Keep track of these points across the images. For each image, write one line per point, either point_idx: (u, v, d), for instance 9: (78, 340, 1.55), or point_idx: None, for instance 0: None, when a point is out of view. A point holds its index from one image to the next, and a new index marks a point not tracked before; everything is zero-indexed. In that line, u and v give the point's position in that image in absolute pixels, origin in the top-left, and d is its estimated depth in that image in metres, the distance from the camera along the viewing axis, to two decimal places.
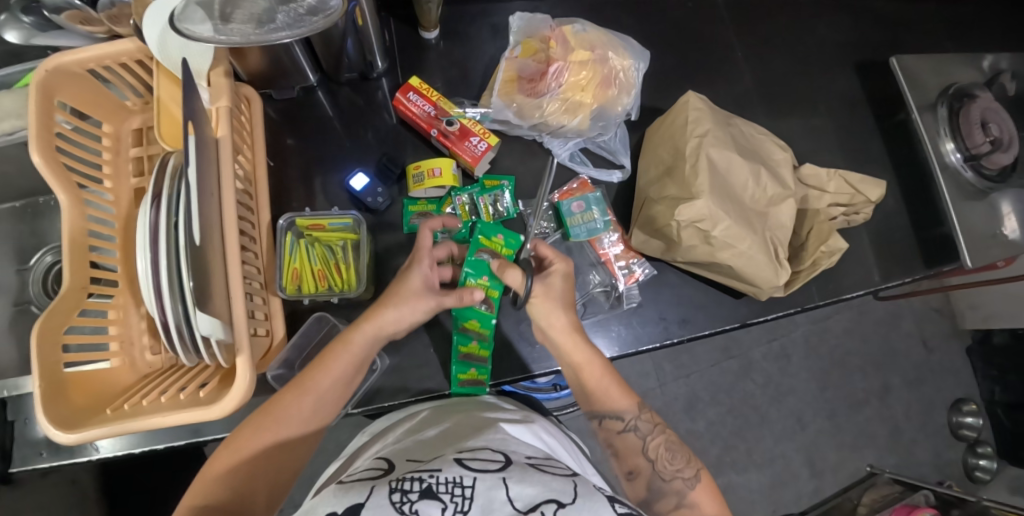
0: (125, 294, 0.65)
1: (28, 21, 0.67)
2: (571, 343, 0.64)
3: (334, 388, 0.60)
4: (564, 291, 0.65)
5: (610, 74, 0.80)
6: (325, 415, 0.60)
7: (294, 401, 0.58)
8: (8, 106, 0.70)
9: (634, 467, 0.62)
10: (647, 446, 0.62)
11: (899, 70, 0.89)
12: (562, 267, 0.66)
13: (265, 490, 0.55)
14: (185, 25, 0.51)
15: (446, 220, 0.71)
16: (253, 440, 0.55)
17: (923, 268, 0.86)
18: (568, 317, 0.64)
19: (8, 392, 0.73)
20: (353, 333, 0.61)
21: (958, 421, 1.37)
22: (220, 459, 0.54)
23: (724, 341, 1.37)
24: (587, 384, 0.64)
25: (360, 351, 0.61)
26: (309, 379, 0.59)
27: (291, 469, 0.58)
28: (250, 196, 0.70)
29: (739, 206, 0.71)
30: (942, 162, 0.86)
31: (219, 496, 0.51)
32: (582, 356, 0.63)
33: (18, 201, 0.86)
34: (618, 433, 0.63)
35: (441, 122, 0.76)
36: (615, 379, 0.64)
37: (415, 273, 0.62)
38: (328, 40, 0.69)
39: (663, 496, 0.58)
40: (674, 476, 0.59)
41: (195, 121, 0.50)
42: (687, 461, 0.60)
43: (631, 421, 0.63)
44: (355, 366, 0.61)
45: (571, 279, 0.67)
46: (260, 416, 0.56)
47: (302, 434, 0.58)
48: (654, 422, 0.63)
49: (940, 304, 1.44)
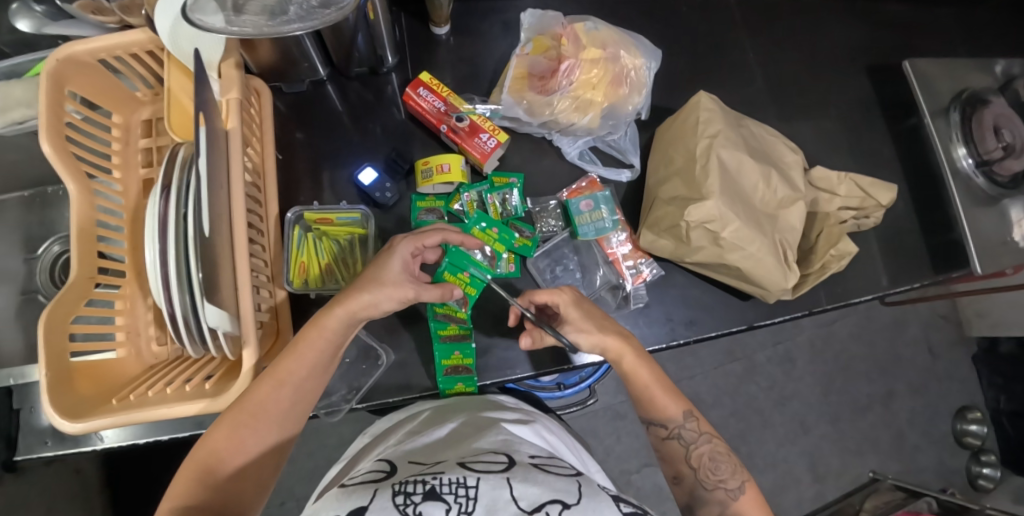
0: (132, 284, 0.65)
1: (40, 10, 0.67)
2: (616, 360, 0.62)
3: (311, 376, 0.58)
4: (588, 317, 0.63)
5: (621, 72, 0.79)
6: (304, 405, 0.58)
7: (270, 394, 0.55)
8: (17, 94, 0.70)
9: (679, 473, 0.61)
10: (691, 455, 0.60)
11: (912, 74, 0.88)
12: (567, 301, 0.64)
13: (247, 485, 0.54)
14: (198, 16, 0.50)
15: (448, 233, 0.66)
16: (231, 438, 0.53)
17: (933, 274, 0.86)
18: (606, 333, 0.62)
19: (13, 380, 0.72)
20: (325, 318, 0.57)
21: (963, 428, 1.36)
22: (199, 458, 0.52)
23: (728, 343, 1.36)
24: (635, 392, 0.63)
25: (335, 336, 0.58)
26: (283, 368, 0.56)
27: (273, 461, 0.57)
28: (259, 188, 0.70)
29: (748, 208, 0.71)
30: (955, 168, 0.85)
31: (197, 496, 0.50)
32: (626, 367, 0.62)
33: (27, 190, 0.87)
34: (664, 439, 0.62)
35: (451, 118, 0.76)
36: (663, 385, 0.62)
37: (395, 256, 0.61)
38: (339, 34, 0.69)
39: (705, 504, 0.58)
40: (717, 486, 0.58)
41: (206, 113, 0.50)
42: (732, 472, 0.58)
43: (675, 429, 0.61)
44: (330, 350, 0.59)
45: (583, 303, 0.65)
46: (234, 412, 0.54)
47: (285, 425, 0.57)
48: (702, 430, 0.61)
49: (947, 311, 1.43)
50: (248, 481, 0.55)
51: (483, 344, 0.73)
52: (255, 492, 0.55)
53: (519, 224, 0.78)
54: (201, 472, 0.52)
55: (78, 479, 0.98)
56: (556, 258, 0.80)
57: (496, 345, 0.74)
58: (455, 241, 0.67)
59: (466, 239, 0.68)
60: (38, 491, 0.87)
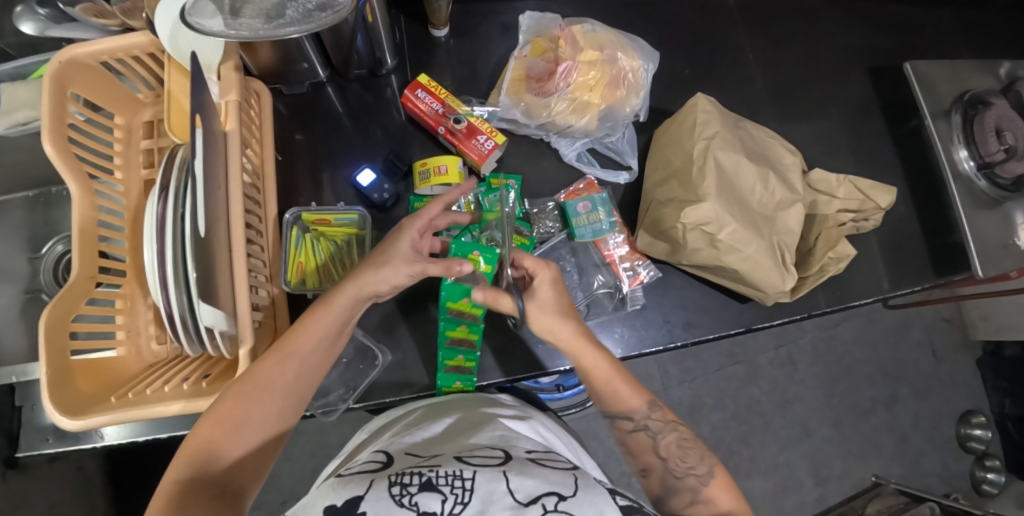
0: (132, 284, 0.66)
1: (44, 13, 0.68)
2: (572, 351, 0.62)
3: (319, 352, 0.58)
4: (557, 298, 0.63)
5: (618, 74, 0.79)
6: (310, 381, 0.58)
7: (276, 368, 0.55)
8: (22, 96, 0.72)
9: (647, 465, 0.61)
10: (658, 445, 0.61)
11: (913, 76, 0.87)
12: (545, 276, 0.63)
13: (250, 457, 0.54)
14: (196, 19, 0.51)
15: (454, 215, 0.70)
16: (236, 414, 0.52)
17: (933, 277, 0.85)
18: (567, 320, 0.62)
19: (15, 378, 0.75)
20: (336, 294, 0.59)
21: (967, 433, 1.35)
22: (202, 431, 0.51)
23: (730, 346, 1.35)
24: (597, 387, 0.63)
25: (342, 312, 0.59)
26: (291, 343, 0.56)
27: (279, 435, 0.57)
28: (258, 189, 0.70)
29: (745, 210, 0.71)
30: (956, 171, 0.85)
31: (200, 468, 0.50)
32: (585, 359, 0.62)
33: (31, 191, 0.88)
34: (629, 432, 0.62)
35: (448, 120, 0.76)
36: (625, 376, 0.63)
37: (404, 235, 0.61)
38: (338, 36, 0.69)
39: (676, 493, 0.57)
40: (688, 473, 0.58)
41: (203, 114, 0.51)
42: (700, 457, 0.58)
43: (641, 420, 0.62)
44: (338, 325, 0.59)
45: (559, 283, 0.64)
46: (239, 384, 0.53)
47: (290, 403, 0.56)
48: (666, 419, 0.62)
49: (951, 314, 1.42)
50: (251, 457, 0.54)
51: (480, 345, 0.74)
52: (258, 465, 0.55)
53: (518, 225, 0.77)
54: (209, 444, 0.51)
55: (82, 477, 0.99)
56: (554, 260, 0.80)
57: (492, 343, 0.74)
58: (456, 225, 0.69)
59: (462, 219, 0.70)
60: (44, 489, 0.88)
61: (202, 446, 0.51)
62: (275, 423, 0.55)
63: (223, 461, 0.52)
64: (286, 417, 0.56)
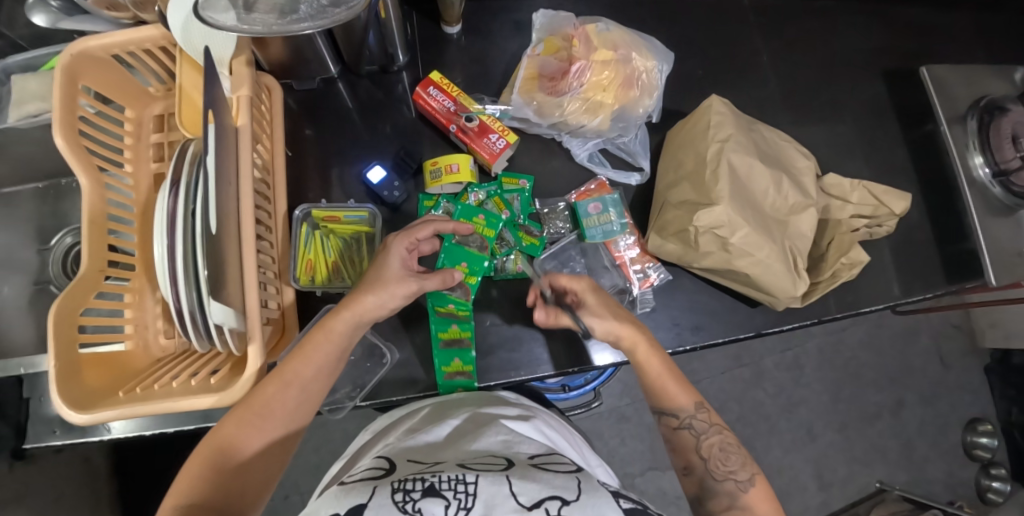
0: (141, 278, 0.66)
1: (56, 5, 0.67)
2: (629, 349, 0.63)
3: (319, 378, 0.58)
4: (603, 303, 0.64)
5: (632, 74, 0.79)
6: (312, 407, 0.58)
7: (278, 393, 0.55)
8: (34, 88, 0.72)
9: (688, 464, 0.60)
10: (702, 445, 0.60)
11: (930, 81, 0.86)
12: (585, 287, 0.65)
13: (250, 486, 0.53)
14: (209, 14, 0.51)
15: (437, 224, 0.66)
16: (236, 436, 0.53)
17: (946, 284, 0.84)
18: (621, 322, 0.62)
19: (24, 370, 0.75)
20: (335, 321, 0.58)
21: (973, 441, 1.34)
22: (205, 454, 0.52)
23: (737, 349, 1.35)
24: (648, 384, 0.63)
25: (343, 338, 0.59)
26: (291, 369, 0.56)
27: (277, 462, 0.56)
28: (268, 185, 0.70)
29: (757, 213, 0.70)
30: (971, 177, 0.83)
31: (199, 492, 0.50)
32: (640, 355, 0.62)
33: (41, 182, 0.87)
34: (674, 430, 0.62)
35: (460, 118, 0.76)
36: (676, 375, 0.62)
37: (393, 254, 0.62)
38: (350, 32, 0.69)
39: (715, 496, 0.57)
40: (727, 477, 0.57)
41: (214, 110, 0.51)
42: (741, 464, 0.58)
43: (687, 419, 0.61)
44: (339, 353, 0.59)
45: (599, 289, 0.66)
46: (241, 411, 0.54)
47: (290, 428, 0.57)
48: (711, 421, 0.61)
49: (959, 321, 1.41)
50: (252, 483, 0.53)
51: (487, 345, 0.73)
52: (258, 494, 0.54)
53: (528, 224, 0.78)
54: (208, 467, 0.51)
55: (88, 468, 1.00)
56: (564, 260, 0.80)
57: (500, 343, 0.74)
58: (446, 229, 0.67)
59: (457, 226, 0.68)
60: (51, 479, 0.88)
61: (201, 469, 0.51)
62: (273, 446, 0.56)
63: (225, 485, 0.51)
64: (286, 440, 0.57)
